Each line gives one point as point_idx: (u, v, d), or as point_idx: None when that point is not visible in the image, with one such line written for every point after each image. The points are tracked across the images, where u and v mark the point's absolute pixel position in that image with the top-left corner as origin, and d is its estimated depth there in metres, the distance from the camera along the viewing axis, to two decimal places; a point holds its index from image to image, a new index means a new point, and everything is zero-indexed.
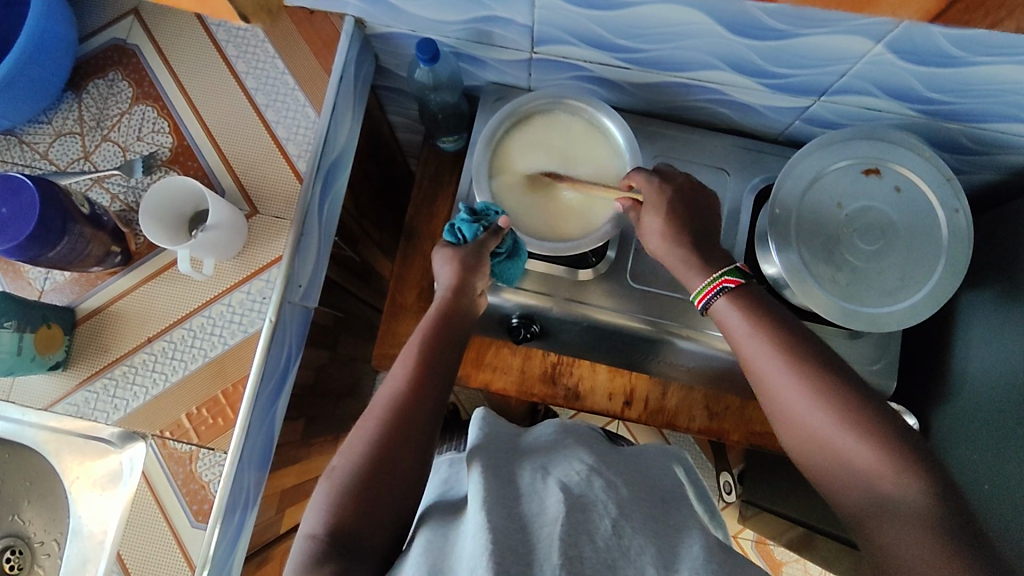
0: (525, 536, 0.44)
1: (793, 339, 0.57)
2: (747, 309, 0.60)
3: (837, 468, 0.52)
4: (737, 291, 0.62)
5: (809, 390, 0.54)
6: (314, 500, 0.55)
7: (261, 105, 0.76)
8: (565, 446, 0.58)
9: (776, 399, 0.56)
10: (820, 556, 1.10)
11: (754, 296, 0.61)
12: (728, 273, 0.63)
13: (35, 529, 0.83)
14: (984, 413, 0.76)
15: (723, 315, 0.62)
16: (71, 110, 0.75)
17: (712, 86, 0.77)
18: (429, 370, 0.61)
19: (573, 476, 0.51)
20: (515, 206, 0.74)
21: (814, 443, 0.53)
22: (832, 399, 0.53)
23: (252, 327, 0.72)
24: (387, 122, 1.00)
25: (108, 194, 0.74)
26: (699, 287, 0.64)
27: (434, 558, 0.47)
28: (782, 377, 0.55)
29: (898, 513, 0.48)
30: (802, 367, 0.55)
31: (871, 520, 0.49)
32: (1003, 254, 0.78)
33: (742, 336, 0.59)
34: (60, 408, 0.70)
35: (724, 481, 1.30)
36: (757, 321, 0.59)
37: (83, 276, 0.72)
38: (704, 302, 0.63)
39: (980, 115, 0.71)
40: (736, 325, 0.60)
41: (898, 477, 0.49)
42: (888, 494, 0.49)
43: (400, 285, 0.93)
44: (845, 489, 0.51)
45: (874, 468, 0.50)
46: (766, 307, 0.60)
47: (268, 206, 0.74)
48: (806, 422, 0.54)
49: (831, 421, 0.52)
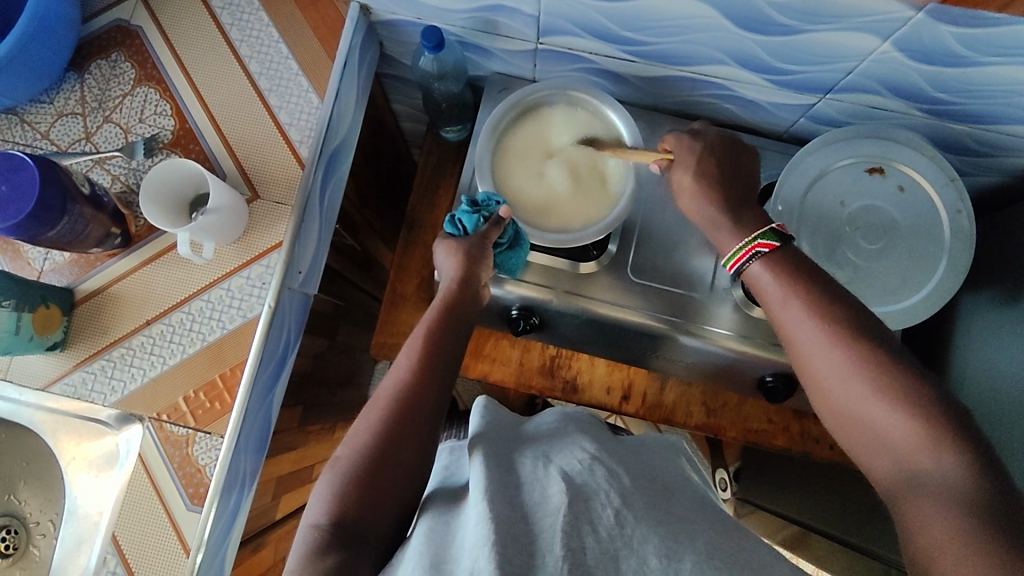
0: (527, 525, 0.44)
1: (835, 302, 0.53)
2: (783, 272, 0.56)
3: (869, 437, 0.49)
4: (772, 254, 0.58)
5: (842, 357, 0.51)
6: (316, 489, 0.55)
7: (263, 90, 0.76)
8: (567, 434, 0.58)
9: (812, 369, 0.53)
10: (813, 555, 1.11)
11: (793, 259, 0.57)
12: (762, 235, 0.59)
13: (31, 509, 0.82)
14: (983, 415, 0.76)
15: (758, 278, 0.58)
16: (73, 90, 0.75)
17: (718, 81, 0.76)
18: (428, 359, 0.61)
19: (576, 464, 0.51)
20: (517, 197, 0.74)
21: (848, 412, 0.51)
22: (871, 368, 0.50)
23: (250, 313, 0.72)
24: (391, 110, 1.00)
25: (109, 175, 0.73)
26: (732, 251, 0.60)
27: (437, 545, 0.47)
28: (819, 346, 0.52)
29: (931, 484, 0.45)
30: (841, 334, 0.52)
31: (901, 490, 0.47)
32: (1005, 257, 0.78)
33: (777, 301, 0.56)
34: (57, 388, 0.70)
35: (719, 478, 1.30)
36: (796, 284, 0.55)
37: (82, 258, 0.72)
38: (738, 267, 0.60)
39: (987, 116, 0.70)
40: (771, 290, 0.57)
41: (933, 451, 0.46)
42: (923, 467, 0.46)
43: (400, 274, 0.93)
44: (877, 458, 0.49)
45: (909, 440, 0.47)
46: (805, 271, 0.56)
47: (270, 191, 0.74)
48: (842, 390, 0.51)
49: (866, 391, 0.49)
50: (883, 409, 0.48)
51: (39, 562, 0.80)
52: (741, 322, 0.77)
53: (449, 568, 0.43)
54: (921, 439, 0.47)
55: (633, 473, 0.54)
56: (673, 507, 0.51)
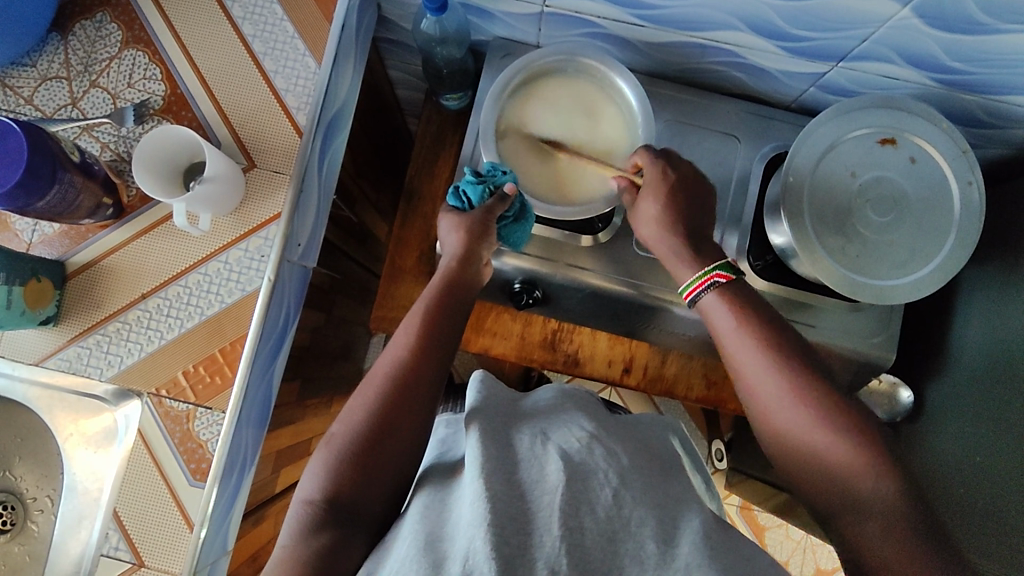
0: (524, 503, 0.44)
1: (775, 335, 0.57)
2: (735, 302, 0.59)
3: (811, 467, 0.53)
4: (726, 287, 0.60)
5: (787, 389, 0.54)
6: (313, 463, 0.54)
7: (258, 54, 0.72)
8: (564, 412, 0.56)
9: (753, 396, 0.56)
10: (802, 522, 1.13)
11: (742, 291, 0.60)
12: (719, 267, 0.61)
13: (27, 485, 0.81)
14: (980, 389, 0.77)
15: (711, 308, 0.60)
16: (57, 53, 0.71)
17: (728, 48, 0.74)
18: (433, 334, 0.60)
19: (573, 442, 0.49)
20: (522, 167, 0.72)
21: (789, 444, 0.54)
22: (809, 398, 0.53)
23: (250, 286, 0.70)
24: (387, 77, 0.96)
25: (98, 142, 0.70)
26: (688, 281, 0.62)
27: (431, 524, 0.46)
28: (759, 376, 0.55)
29: (871, 511, 0.50)
30: (783, 365, 0.55)
31: (846, 515, 0.51)
32: (1008, 229, 0.77)
33: (728, 333, 0.58)
34: (52, 364, 0.69)
35: (715, 448, 1.33)
36: (745, 316, 0.58)
37: (72, 230, 0.69)
38: (692, 297, 0.62)
39: (998, 86, 0.69)
40: (720, 323, 0.59)
41: (870, 475, 0.51)
42: (862, 493, 0.51)
43: (399, 247, 0.91)
44: (819, 487, 0.53)
45: (851, 468, 0.51)
46: (754, 301, 0.59)
47: (267, 160, 0.72)
48: (788, 425, 0.54)
49: (812, 421, 0.53)
50: (816, 435, 0.53)
51: (37, 538, 0.79)
52: None
53: (444, 547, 0.42)
54: (861, 463, 0.51)
55: (638, 450, 0.53)
56: (679, 483, 0.51)
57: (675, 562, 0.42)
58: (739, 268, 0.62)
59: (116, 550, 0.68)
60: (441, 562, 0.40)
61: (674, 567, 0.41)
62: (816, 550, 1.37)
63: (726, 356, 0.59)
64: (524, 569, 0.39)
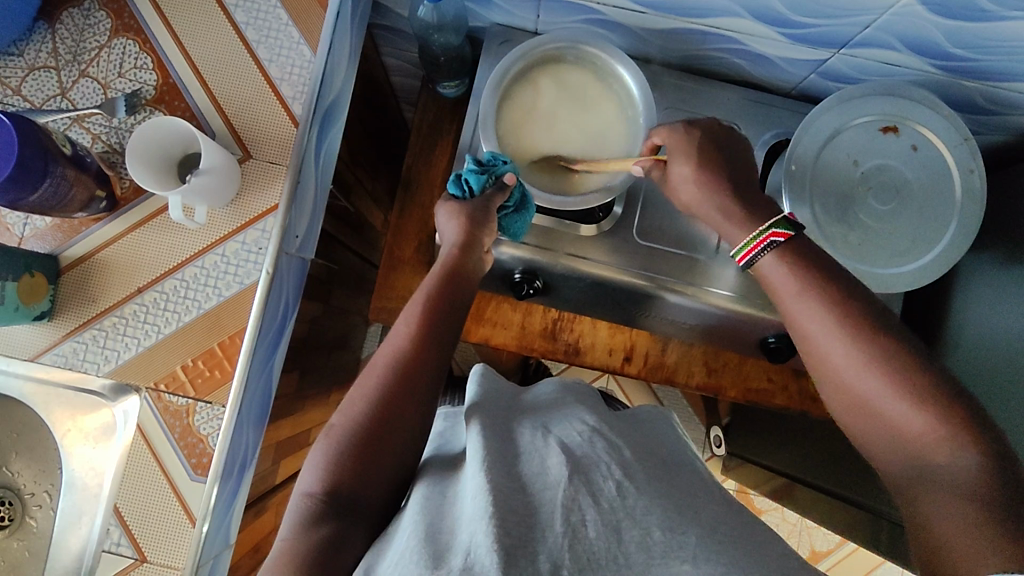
0: (526, 496, 0.44)
1: (852, 294, 0.52)
2: (799, 262, 0.54)
3: (882, 435, 0.48)
4: (787, 245, 0.56)
5: (854, 349, 0.49)
6: (312, 455, 0.53)
7: (251, 42, 0.71)
8: (566, 405, 0.56)
9: (821, 359, 0.51)
10: (798, 506, 1.13)
11: (803, 251, 0.55)
12: (776, 225, 0.57)
13: (25, 481, 0.80)
14: (982, 376, 0.77)
15: (767, 270, 0.56)
16: (45, 42, 0.69)
17: (729, 35, 0.73)
18: (434, 326, 0.59)
19: (575, 436, 0.50)
20: (523, 158, 0.71)
21: (855, 408, 0.49)
22: (886, 361, 0.48)
23: (248, 279, 0.69)
24: (381, 64, 0.95)
25: (89, 133, 0.69)
26: (743, 243, 0.58)
27: (432, 515, 0.46)
28: (829, 337, 0.51)
29: (947, 483, 0.44)
30: (850, 325, 0.50)
31: (917, 487, 0.45)
32: (1007, 216, 0.77)
33: (787, 295, 0.54)
34: (48, 359, 0.68)
35: (713, 435, 1.35)
36: (807, 275, 0.53)
37: (66, 223, 0.68)
38: (746, 260, 0.58)
39: (1000, 72, 0.69)
40: (779, 283, 0.55)
41: (950, 445, 0.44)
42: (938, 464, 0.45)
43: (397, 238, 0.90)
44: (892, 457, 0.47)
45: (926, 436, 0.45)
46: (819, 263, 0.55)
47: (262, 150, 0.71)
48: (854, 388, 0.49)
49: (882, 384, 0.48)
50: (884, 397, 0.48)
51: (36, 533, 0.79)
52: (744, 284, 0.76)
53: (444, 538, 0.42)
54: (941, 433, 0.45)
55: (639, 441, 0.53)
56: (682, 473, 0.51)
57: (682, 549, 0.41)
58: (798, 224, 0.57)
59: (118, 546, 0.68)
60: (442, 554, 0.40)
61: (680, 555, 0.40)
62: (812, 532, 1.38)
63: (789, 317, 0.54)
64: (526, 562, 0.39)
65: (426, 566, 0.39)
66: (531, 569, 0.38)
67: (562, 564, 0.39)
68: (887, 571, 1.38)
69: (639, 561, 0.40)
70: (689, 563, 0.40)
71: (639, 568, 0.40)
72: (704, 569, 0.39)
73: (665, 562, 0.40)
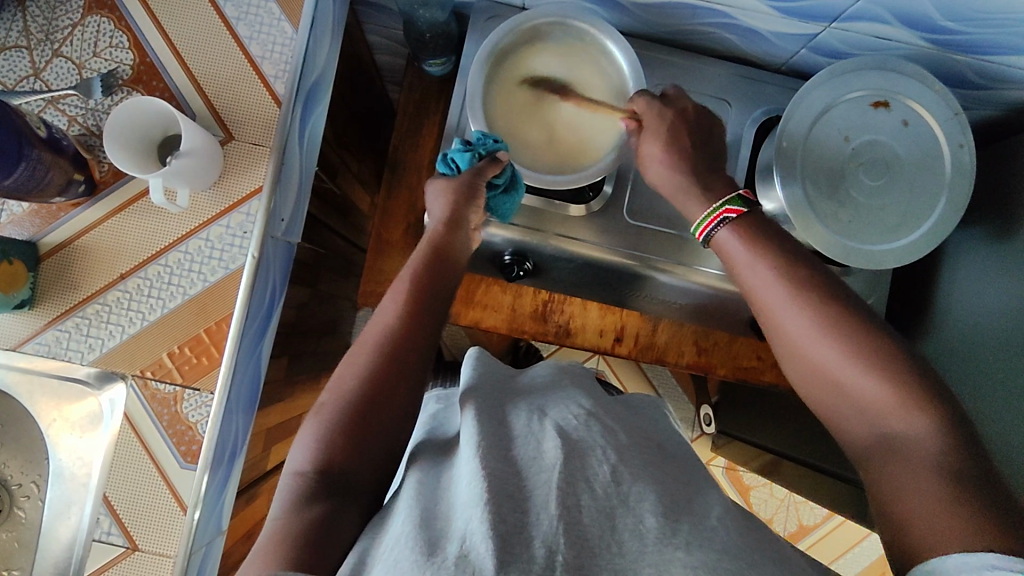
0: (523, 481, 0.43)
1: (803, 266, 0.51)
2: (749, 237, 0.55)
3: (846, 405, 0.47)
4: (739, 220, 0.56)
5: (817, 318, 0.48)
6: (301, 435, 0.52)
7: (231, 19, 0.69)
8: (561, 387, 0.56)
9: (778, 328, 0.51)
10: (786, 482, 1.15)
11: (760, 224, 0.56)
12: (729, 201, 0.57)
13: (11, 472, 0.78)
14: (968, 350, 0.78)
15: (724, 243, 0.57)
16: (15, 20, 0.67)
17: (721, 9, 0.72)
18: (422, 305, 0.58)
19: (571, 419, 0.49)
20: (514, 135, 0.70)
21: (819, 378, 0.48)
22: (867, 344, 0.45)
23: (233, 264, 0.68)
24: (365, 42, 0.92)
25: (65, 115, 0.67)
26: (700, 219, 0.59)
27: (427, 500, 0.45)
28: (786, 314, 0.50)
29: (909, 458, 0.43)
30: (804, 295, 0.49)
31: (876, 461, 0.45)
32: (997, 189, 0.77)
33: (743, 266, 0.54)
34: (30, 348, 0.66)
35: (704, 412, 1.36)
36: (761, 248, 0.54)
37: (44, 209, 0.66)
38: (705, 235, 0.58)
39: (990, 46, 0.68)
40: (735, 256, 0.55)
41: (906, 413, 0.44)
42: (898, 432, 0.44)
43: (385, 220, 0.89)
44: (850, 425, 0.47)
45: (885, 407, 0.45)
46: (772, 237, 0.55)
47: (245, 131, 0.69)
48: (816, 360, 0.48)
49: (842, 355, 0.47)
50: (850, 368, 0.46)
51: (25, 524, 0.77)
52: None
53: (441, 524, 0.42)
54: (899, 406, 0.44)
55: (633, 425, 0.52)
56: (676, 456, 0.51)
57: (675, 536, 0.39)
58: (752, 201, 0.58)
59: (108, 535, 0.67)
60: (437, 541, 0.39)
61: (674, 542, 0.39)
62: (799, 507, 1.40)
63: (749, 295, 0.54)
64: (523, 548, 0.38)
65: (421, 553, 0.38)
66: (526, 557, 0.38)
67: (556, 552, 0.38)
68: (870, 543, 1.42)
69: (633, 549, 0.39)
70: (683, 550, 0.39)
71: (632, 553, 0.39)
72: (698, 555, 0.38)
73: (659, 549, 0.39)
